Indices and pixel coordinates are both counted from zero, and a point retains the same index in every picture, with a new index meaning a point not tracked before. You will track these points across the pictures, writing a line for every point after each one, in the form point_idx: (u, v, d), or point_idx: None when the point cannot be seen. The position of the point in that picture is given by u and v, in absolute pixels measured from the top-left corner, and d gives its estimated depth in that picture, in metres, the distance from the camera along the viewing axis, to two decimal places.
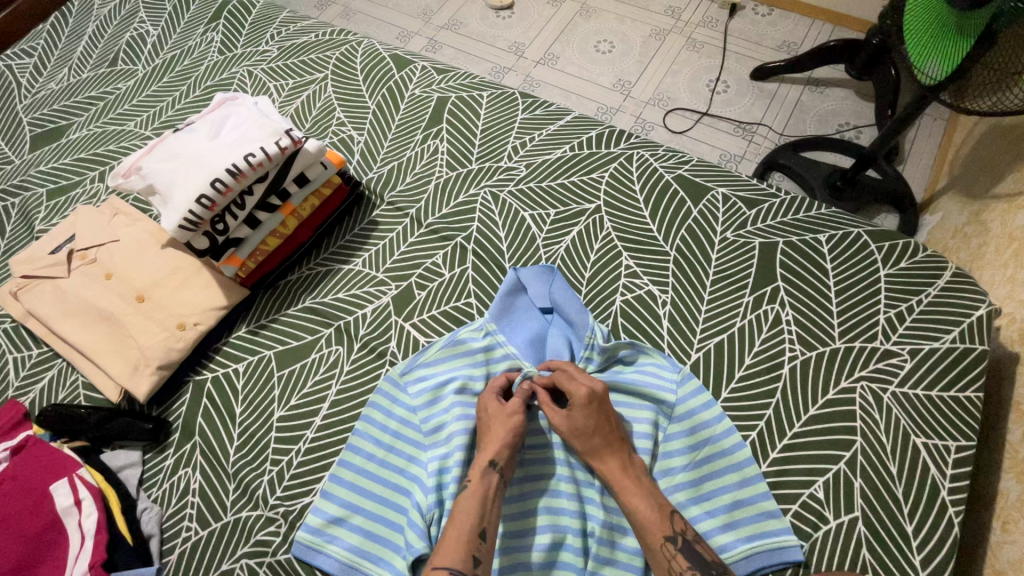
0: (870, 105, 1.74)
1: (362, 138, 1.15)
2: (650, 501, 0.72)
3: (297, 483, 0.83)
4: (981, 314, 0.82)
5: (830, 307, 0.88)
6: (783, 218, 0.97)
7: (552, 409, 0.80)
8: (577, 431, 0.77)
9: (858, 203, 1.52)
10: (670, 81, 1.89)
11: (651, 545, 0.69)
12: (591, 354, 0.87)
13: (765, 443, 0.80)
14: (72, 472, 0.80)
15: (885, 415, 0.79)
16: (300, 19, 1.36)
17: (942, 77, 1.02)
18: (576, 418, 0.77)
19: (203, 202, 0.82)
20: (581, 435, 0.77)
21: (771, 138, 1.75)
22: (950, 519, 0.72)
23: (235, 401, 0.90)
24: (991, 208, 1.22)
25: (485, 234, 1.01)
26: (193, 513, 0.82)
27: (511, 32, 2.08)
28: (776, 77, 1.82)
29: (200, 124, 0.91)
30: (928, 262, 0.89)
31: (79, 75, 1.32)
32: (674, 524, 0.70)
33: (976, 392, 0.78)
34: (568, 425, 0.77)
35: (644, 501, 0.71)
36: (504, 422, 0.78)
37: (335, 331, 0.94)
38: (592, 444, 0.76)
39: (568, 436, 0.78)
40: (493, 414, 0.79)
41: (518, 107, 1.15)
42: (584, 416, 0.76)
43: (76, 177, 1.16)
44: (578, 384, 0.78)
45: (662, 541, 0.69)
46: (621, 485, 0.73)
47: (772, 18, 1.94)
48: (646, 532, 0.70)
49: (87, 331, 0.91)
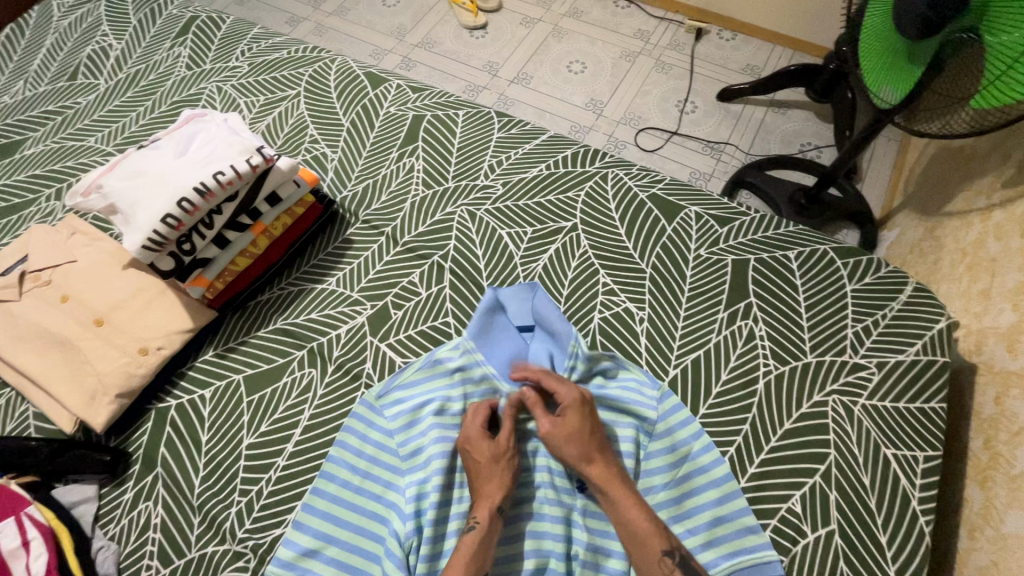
0: (829, 126, 1.82)
1: (337, 156, 1.14)
2: (645, 515, 0.71)
3: (267, 514, 0.79)
4: (941, 328, 0.86)
5: (801, 322, 0.90)
6: (753, 235, 1.00)
7: (543, 414, 0.79)
8: (570, 435, 0.76)
9: (822, 219, 1.58)
10: (640, 100, 1.95)
11: (650, 561, 0.68)
12: (575, 363, 0.85)
13: (743, 458, 0.81)
14: (20, 511, 0.75)
15: (857, 428, 0.81)
16: (271, 35, 1.34)
17: (896, 101, 1.08)
18: (567, 429, 0.77)
19: (168, 221, 0.79)
20: (574, 439, 0.76)
21: (738, 157, 1.81)
22: (921, 528, 0.74)
23: (201, 429, 0.85)
24: (944, 224, 1.28)
25: (462, 252, 1.00)
26: (154, 549, 0.78)
27: (484, 51, 2.11)
28: (740, 98, 1.89)
29: (167, 141, 0.88)
30: (891, 277, 0.92)
31: (36, 88, 1.27)
32: (671, 539, 0.70)
33: (940, 403, 0.82)
34: (559, 429, 0.77)
35: (643, 514, 0.71)
36: (483, 450, 0.76)
37: (307, 352, 0.92)
38: (583, 454, 0.75)
39: (558, 441, 0.77)
40: (473, 441, 0.77)
41: (494, 126, 1.15)
42: (577, 419, 0.77)
43: (31, 195, 1.11)
44: (569, 387, 0.80)
45: (661, 556, 0.68)
46: (617, 495, 0.72)
47: (736, 42, 2.02)
48: (645, 546, 0.69)
49: (37, 357, 0.85)
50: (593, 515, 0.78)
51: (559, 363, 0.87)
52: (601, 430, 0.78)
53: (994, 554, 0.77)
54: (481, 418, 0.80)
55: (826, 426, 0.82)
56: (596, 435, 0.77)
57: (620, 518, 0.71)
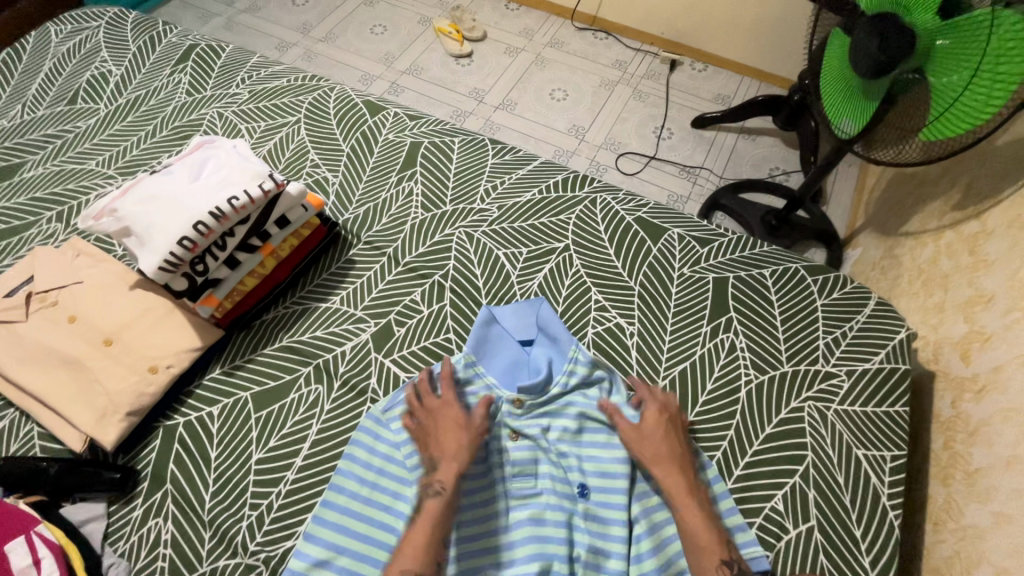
0: (795, 152, 1.96)
1: (337, 180, 1.18)
2: (709, 524, 0.77)
3: (278, 526, 0.81)
4: (900, 338, 0.95)
5: (777, 334, 0.98)
6: (732, 255, 1.08)
7: (624, 421, 0.86)
8: (647, 440, 0.84)
9: (792, 239, 1.68)
10: (620, 127, 2.05)
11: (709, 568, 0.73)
12: (575, 367, 0.92)
13: (729, 461, 0.87)
14: (30, 530, 0.76)
15: (831, 431, 0.89)
16: (270, 64, 1.39)
17: (855, 132, 1.20)
18: (645, 433, 0.85)
19: (184, 244, 0.82)
20: (649, 442, 0.84)
21: (712, 181, 1.92)
22: (891, 521, 0.81)
23: (210, 445, 0.87)
24: (902, 244, 1.40)
25: (461, 272, 1.06)
26: (165, 564, 0.79)
27: (471, 78, 2.20)
28: (713, 126, 2.02)
29: (178, 167, 0.92)
30: (856, 292, 1.01)
31: (34, 113, 1.29)
32: (730, 551, 0.75)
33: (903, 407, 0.90)
34: (638, 434, 0.85)
35: (702, 524, 0.77)
36: (448, 423, 0.84)
37: (314, 369, 0.95)
38: (657, 456, 0.83)
39: (636, 444, 0.84)
40: (445, 418, 0.85)
41: (488, 153, 1.22)
42: (654, 426, 0.85)
43: (32, 217, 1.12)
44: (656, 398, 0.88)
45: (719, 564, 0.73)
46: (682, 503, 0.79)
47: (707, 73, 2.15)
48: (703, 554, 0.74)
49: (45, 377, 0.87)
50: (593, 518, 0.82)
51: (559, 367, 0.93)
52: (682, 437, 0.86)
53: (956, 544, 0.84)
54: (446, 409, 0.85)
55: (804, 430, 0.89)
56: (673, 443, 0.84)
57: (687, 525, 0.77)
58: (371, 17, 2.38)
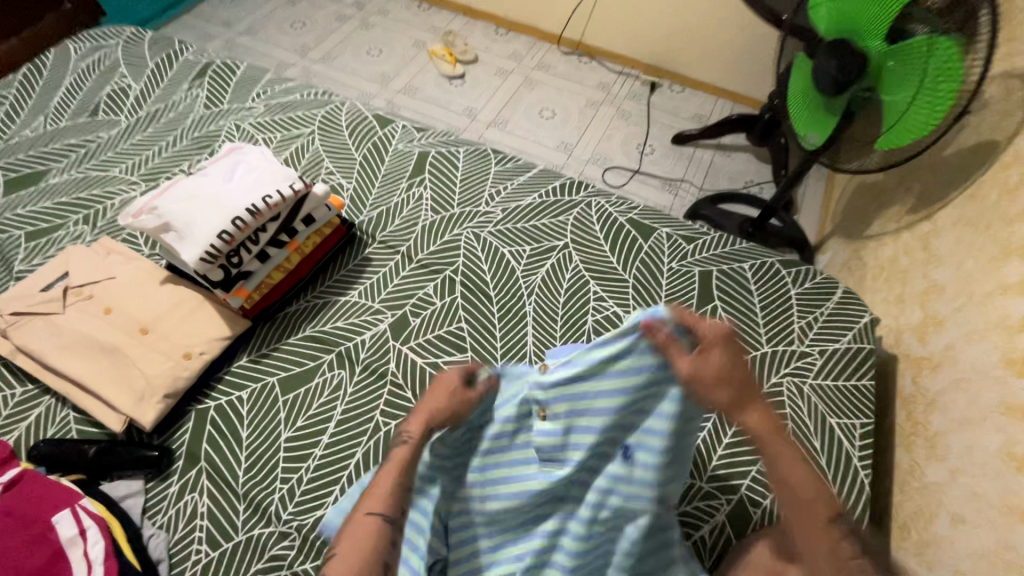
0: (767, 167, 2.11)
1: (351, 186, 1.27)
2: (800, 464, 0.67)
3: (309, 497, 0.88)
4: (865, 321, 1.07)
5: (757, 319, 1.09)
6: (715, 251, 1.19)
7: (677, 352, 0.68)
8: (716, 376, 0.67)
9: (767, 245, 1.82)
10: (606, 143, 2.19)
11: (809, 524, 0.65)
12: None
13: (719, 431, 0.97)
14: (74, 503, 0.81)
15: (807, 404, 0.99)
16: (283, 81, 1.49)
17: (818, 145, 1.34)
18: (714, 369, 0.67)
19: (224, 236, 0.91)
20: (723, 381, 0.68)
21: (693, 193, 2.06)
22: (862, 479, 0.92)
23: (241, 426, 0.94)
24: (865, 246, 1.54)
25: (470, 268, 1.15)
26: (202, 535, 0.84)
27: (464, 98, 2.32)
28: (692, 143, 2.17)
29: (211, 169, 1.00)
30: (825, 283, 1.13)
31: (57, 124, 1.36)
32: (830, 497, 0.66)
33: (868, 381, 1.01)
34: (699, 371, 0.67)
35: (802, 473, 0.67)
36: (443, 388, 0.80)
37: (336, 356, 1.02)
38: (732, 401, 0.68)
39: (698, 381, 0.67)
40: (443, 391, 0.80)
41: (491, 162, 1.32)
42: (714, 357, 0.68)
43: (58, 220, 1.18)
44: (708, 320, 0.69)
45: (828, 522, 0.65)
46: (775, 450, 0.68)
47: (685, 95, 2.32)
48: (811, 510, 0.65)
49: (85, 364, 0.92)
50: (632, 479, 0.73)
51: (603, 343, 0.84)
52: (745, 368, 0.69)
53: (919, 501, 0.95)
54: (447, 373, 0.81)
55: (784, 403, 0.99)
56: (744, 373, 0.69)
57: (784, 475, 0.67)
58: (367, 39, 2.50)
